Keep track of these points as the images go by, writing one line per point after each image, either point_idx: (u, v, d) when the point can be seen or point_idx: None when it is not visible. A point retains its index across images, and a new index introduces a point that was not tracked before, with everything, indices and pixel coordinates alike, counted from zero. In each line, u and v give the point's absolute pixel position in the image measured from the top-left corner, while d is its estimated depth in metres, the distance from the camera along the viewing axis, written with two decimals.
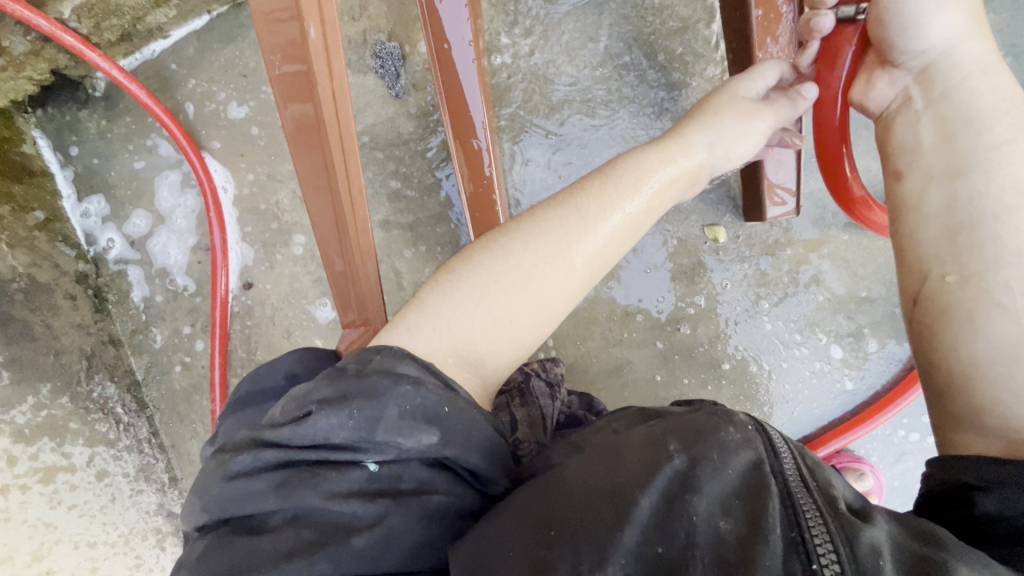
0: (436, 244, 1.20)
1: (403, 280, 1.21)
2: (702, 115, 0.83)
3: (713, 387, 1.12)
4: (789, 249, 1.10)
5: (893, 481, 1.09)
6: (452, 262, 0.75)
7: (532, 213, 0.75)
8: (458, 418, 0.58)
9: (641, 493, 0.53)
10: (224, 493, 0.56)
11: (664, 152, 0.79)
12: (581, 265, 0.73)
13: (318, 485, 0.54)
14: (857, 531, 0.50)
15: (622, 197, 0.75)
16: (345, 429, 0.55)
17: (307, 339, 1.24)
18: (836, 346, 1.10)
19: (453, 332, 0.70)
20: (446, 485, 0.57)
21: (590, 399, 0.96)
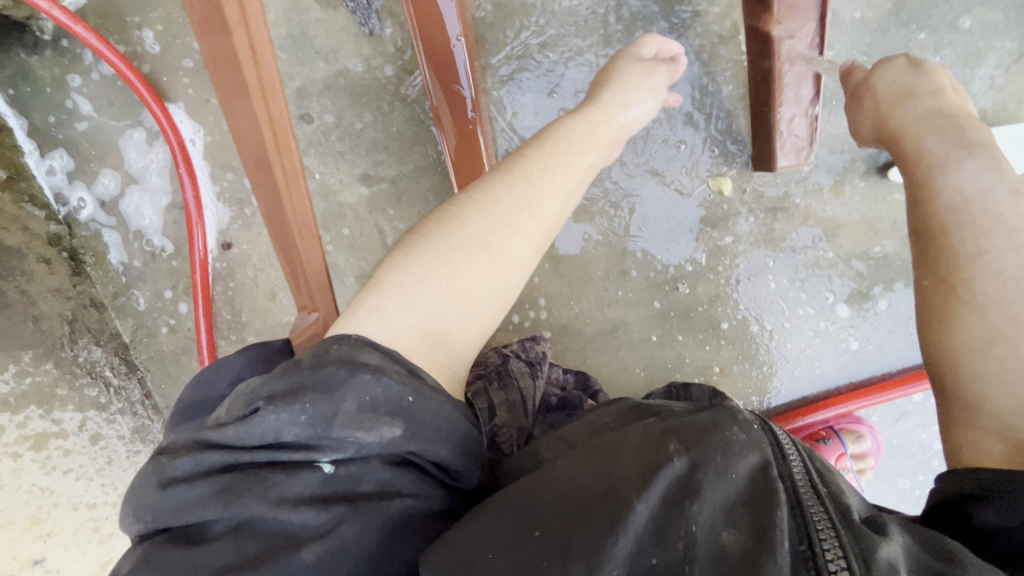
0: (421, 200, 1.12)
1: (387, 238, 1.14)
2: (609, 81, 0.84)
3: (711, 348, 1.08)
4: (799, 201, 1.02)
5: (891, 440, 1.07)
6: (407, 239, 0.72)
7: (480, 184, 0.74)
8: (422, 410, 0.58)
9: (638, 496, 0.51)
10: (162, 502, 0.54)
11: (586, 120, 0.79)
12: (534, 228, 0.72)
13: (266, 490, 0.53)
14: (870, 542, 0.49)
15: (563, 159, 0.75)
16: (297, 426, 0.54)
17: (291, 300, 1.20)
18: (843, 305, 1.04)
19: (420, 310, 0.67)
20: (410, 485, 0.58)
21: (585, 377, 0.96)
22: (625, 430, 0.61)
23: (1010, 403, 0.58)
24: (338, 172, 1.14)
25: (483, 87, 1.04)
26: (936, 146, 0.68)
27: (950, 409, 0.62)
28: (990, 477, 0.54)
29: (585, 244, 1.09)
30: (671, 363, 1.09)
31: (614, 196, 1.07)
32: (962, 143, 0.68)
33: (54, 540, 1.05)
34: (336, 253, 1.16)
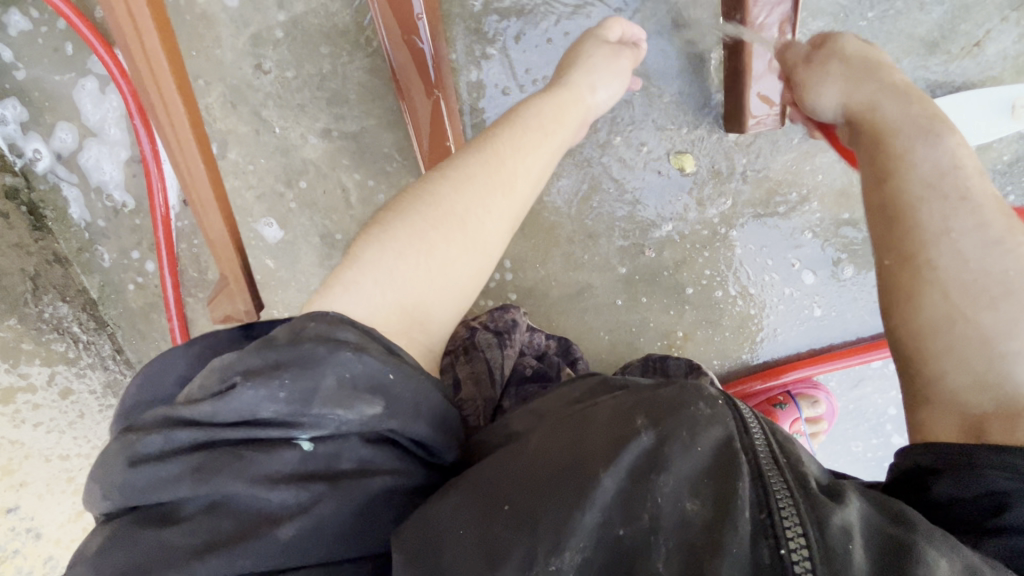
0: (384, 157, 1.09)
1: (351, 197, 1.12)
2: (577, 63, 0.84)
3: (675, 312, 1.08)
4: (770, 165, 1.00)
5: (847, 405, 1.09)
6: (382, 214, 0.70)
7: (453, 161, 0.73)
8: (401, 389, 0.58)
9: (605, 470, 0.52)
10: (137, 480, 0.54)
11: (555, 101, 0.80)
12: (505, 207, 0.71)
13: (243, 468, 0.53)
14: (826, 511, 0.50)
15: (536, 140, 0.75)
16: (274, 404, 0.54)
17: (255, 259, 1.18)
18: (808, 272, 1.03)
19: (396, 286, 0.65)
20: (390, 463, 0.58)
21: (568, 344, 0.95)
22: (593, 403, 0.62)
23: (969, 377, 0.58)
24: (298, 127, 1.10)
25: (445, 39, 0.99)
26: (894, 129, 0.69)
27: (912, 387, 0.62)
28: (948, 451, 0.56)
29: (552, 206, 1.06)
30: (635, 327, 1.10)
31: (582, 156, 1.04)
32: (919, 123, 0.68)
33: (26, 490, 1.10)
34: (300, 211, 1.14)
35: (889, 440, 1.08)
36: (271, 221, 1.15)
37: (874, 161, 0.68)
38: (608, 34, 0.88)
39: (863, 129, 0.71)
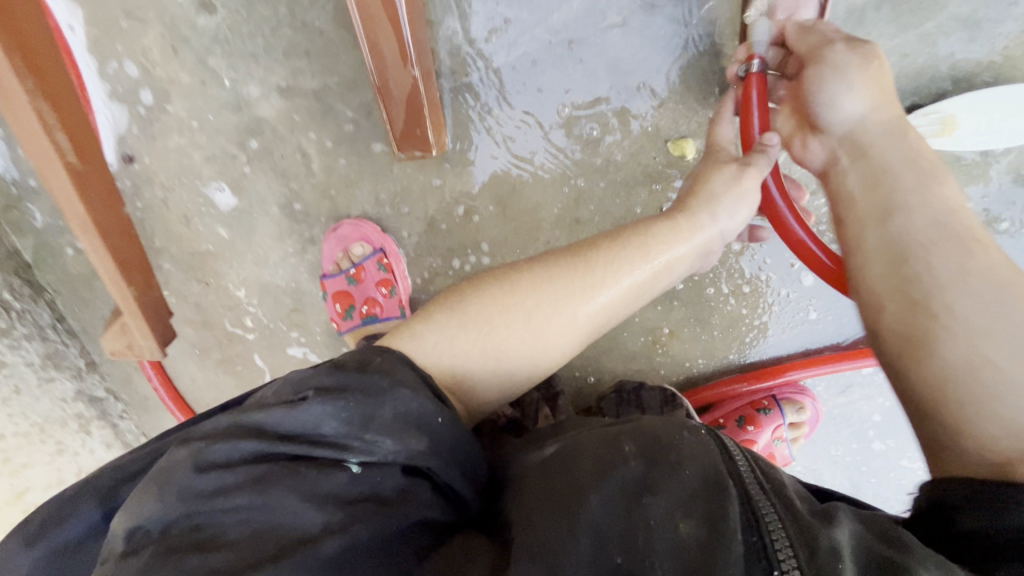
0: (349, 121, 0.96)
1: (312, 164, 1.00)
2: (700, 185, 0.73)
3: (662, 308, 1.01)
4: None
5: (831, 410, 1.05)
6: (465, 286, 0.75)
7: (541, 257, 0.74)
8: (445, 429, 0.63)
9: (590, 491, 0.56)
10: (193, 487, 0.54)
11: (667, 227, 0.72)
12: (584, 317, 0.71)
13: (300, 484, 0.55)
14: (819, 531, 0.50)
15: (634, 263, 0.71)
16: (338, 423, 0.58)
17: (207, 227, 1.07)
18: (809, 272, 0.95)
19: (456, 352, 0.70)
20: (427, 495, 0.63)
21: (548, 378, 0.96)
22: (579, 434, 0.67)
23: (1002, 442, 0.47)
24: (251, 79, 0.96)
25: None
26: (897, 164, 0.59)
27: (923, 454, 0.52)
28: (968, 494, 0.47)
29: (536, 187, 0.97)
30: (619, 321, 1.03)
31: (572, 133, 0.93)
32: (917, 165, 0.59)
33: None
34: (256, 177, 1.02)
35: (869, 446, 1.05)
36: (223, 185, 1.03)
37: (873, 190, 0.59)
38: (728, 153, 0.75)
39: (853, 168, 0.61)
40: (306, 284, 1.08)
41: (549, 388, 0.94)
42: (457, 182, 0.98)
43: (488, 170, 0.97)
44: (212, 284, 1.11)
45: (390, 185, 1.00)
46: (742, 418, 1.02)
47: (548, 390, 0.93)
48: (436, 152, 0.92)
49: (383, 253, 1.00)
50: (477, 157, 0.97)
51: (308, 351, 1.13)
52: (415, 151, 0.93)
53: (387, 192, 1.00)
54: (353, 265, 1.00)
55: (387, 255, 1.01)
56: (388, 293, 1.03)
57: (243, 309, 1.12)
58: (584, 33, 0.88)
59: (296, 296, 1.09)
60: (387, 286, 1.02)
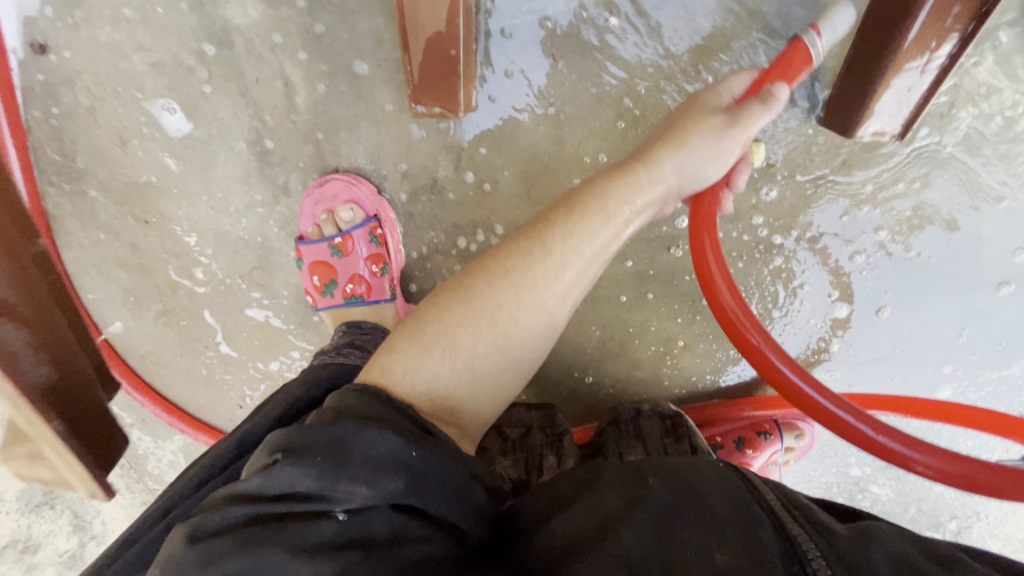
0: (348, 48, 0.76)
1: (296, 98, 0.79)
2: (669, 135, 0.63)
3: (683, 320, 0.92)
4: (842, 174, 0.82)
5: (822, 438, 1.02)
6: (420, 307, 0.64)
7: (493, 249, 0.64)
8: (428, 464, 0.51)
9: (621, 526, 0.49)
10: (187, 559, 0.44)
11: (631, 185, 0.62)
12: (553, 301, 0.61)
13: (285, 540, 0.44)
14: (854, 548, 0.44)
15: (594, 224, 0.61)
16: (311, 477, 0.46)
17: (149, 153, 0.84)
18: (843, 304, 0.89)
19: (428, 378, 0.59)
20: (424, 531, 0.50)
21: (552, 413, 0.87)
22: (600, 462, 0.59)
23: None
24: None
25: None
26: None
27: None
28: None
29: (573, 169, 0.80)
30: (633, 327, 0.94)
31: (626, 112, 0.77)
32: None
33: None
34: (218, 100, 0.80)
35: (847, 471, 1.04)
36: (174, 105, 0.81)
37: None
38: (715, 100, 0.64)
39: None
40: (277, 242, 0.89)
41: (553, 426, 0.84)
42: (479, 148, 0.81)
43: (517, 138, 0.80)
44: (152, 224, 0.90)
45: (394, 138, 0.81)
46: (740, 439, 0.95)
47: (553, 430, 0.83)
48: (461, 112, 0.75)
49: (378, 221, 0.85)
50: (506, 122, 0.80)
51: (271, 315, 0.96)
52: (436, 106, 0.76)
53: (389, 147, 0.82)
54: (338, 231, 0.85)
55: (382, 224, 0.85)
56: (377, 272, 0.87)
57: (193, 258, 0.92)
58: None
59: (261, 252, 0.90)
60: (378, 262, 0.87)
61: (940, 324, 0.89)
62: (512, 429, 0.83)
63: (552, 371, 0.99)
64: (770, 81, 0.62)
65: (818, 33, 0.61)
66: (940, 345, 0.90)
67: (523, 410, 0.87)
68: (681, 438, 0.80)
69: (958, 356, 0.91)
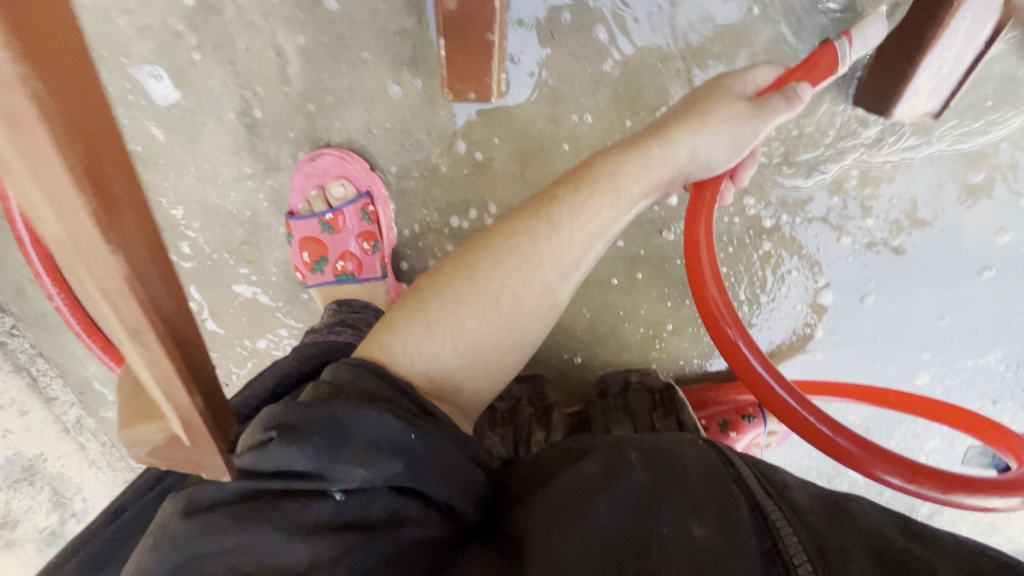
0: (345, 20, 0.75)
1: (289, 69, 0.78)
2: (684, 118, 0.62)
3: (672, 305, 0.94)
4: (833, 162, 0.83)
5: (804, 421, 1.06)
6: (422, 281, 0.64)
7: (501, 222, 0.64)
8: (426, 446, 0.51)
9: (607, 501, 0.50)
10: (181, 532, 0.44)
11: (640, 167, 0.62)
12: (559, 282, 0.62)
13: (280, 518, 0.44)
14: (829, 529, 0.46)
15: (598, 207, 0.61)
16: (308, 457, 0.44)
17: (135, 121, 0.82)
18: (829, 291, 0.91)
19: (426, 360, 0.60)
20: (420, 511, 0.50)
21: (540, 385, 0.89)
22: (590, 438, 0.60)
23: None
24: None
25: None
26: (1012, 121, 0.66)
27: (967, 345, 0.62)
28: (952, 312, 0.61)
29: (568, 151, 0.80)
30: (623, 310, 0.95)
31: (623, 94, 0.77)
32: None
33: None
34: (208, 69, 0.78)
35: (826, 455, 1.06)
36: (161, 72, 0.79)
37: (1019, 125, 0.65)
38: (739, 88, 0.63)
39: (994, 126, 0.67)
40: (266, 217, 0.88)
41: (542, 399, 0.87)
42: (476, 126, 0.80)
43: (513, 118, 0.79)
44: None
45: (388, 113, 0.80)
46: (724, 422, 0.97)
47: (541, 403, 0.85)
48: (495, 94, 0.75)
49: (370, 198, 0.84)
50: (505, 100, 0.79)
51: (259, 292, 0.94)
52: (470, 93, 0.76)
53: (384, 122, 0.80)
54: (329, 208, 0.84)
55: (374, 202, 0.84)
56: (369, 249, 0.86)
57: (179, 232, 0.90)
58: None
59: (250, 227, 0.89)
60: (370, 240, 0.86)
61: (920, 312, 0.91)
62: (502, 402, 0.85)
63: (542, 353, 1.00)
64: (794, 79, 0.62)
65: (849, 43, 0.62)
66: (920, 332, 0.93)
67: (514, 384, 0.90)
68: (668, 411, 0.81)
69: (936, 344, 0.93)
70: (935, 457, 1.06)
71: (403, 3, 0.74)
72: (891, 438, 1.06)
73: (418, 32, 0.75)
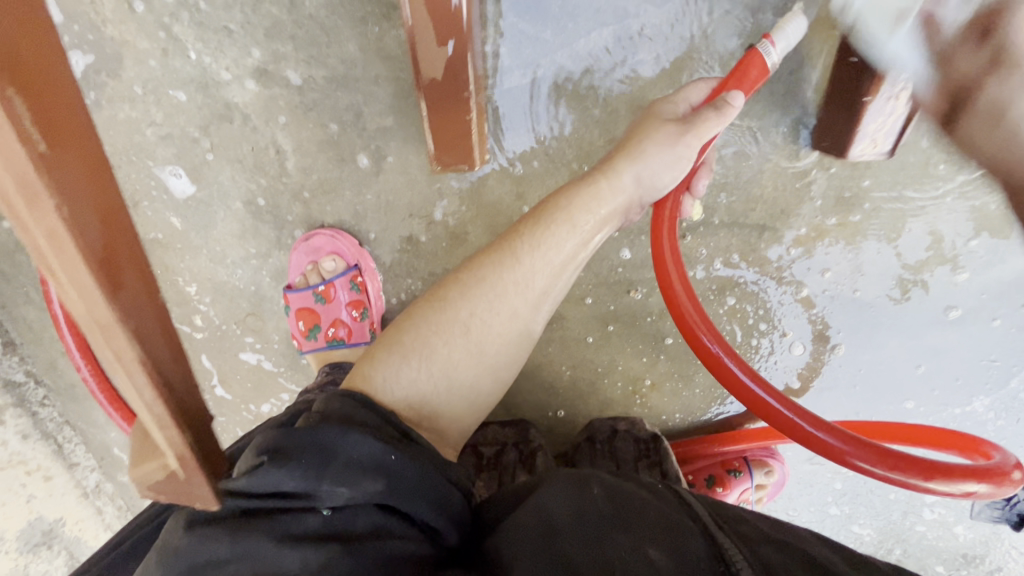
0: (334, 120, 0.86)
1: (287, 163, 0.89)
2: (626, 146, 0.68)
3: (648, 360, 0.97)
4: (787, 224, 0.88)
5: (795, 474, 1.03)
6: (401, 317, 0.70)
7: (470, 261, 0.70)
8: (405, 465, 0.55)
9: (567, 533, 0.54)
10: (185, 544, 0.49)
11: (590, 197, 0.68)
12: (526, 310, 0.67)
13: (273, 528, 0.49)
14: (776, 559, 0.50)
15: (559, 239, 0.67)
16: (297, 477, 0.50)
17: (156, 213, 0.94)
18: (799, 344, 0.93)
19: (404, 386, 0.65)
20: (404, 529, 0.54)
21: (525, 429, 0.92)
22: (553, 471, 0.64)
23: None
24: (225, 57, 0.85)
25: None
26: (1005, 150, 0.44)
27: None
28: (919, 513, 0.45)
29: None
30: (601, 367, 0.99)
31: (580, 171, 0.86)
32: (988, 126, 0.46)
33: None
34: (218, 166, 0.90)
35: (825, 508, 1.05)
36: (180, 171, 0.91)
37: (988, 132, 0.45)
38: (672, 109, 0.69)
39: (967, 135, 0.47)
40: (268, 290, 0.97)
41: (527, 443, 0.90)
42: (450, 204, 0.89)
43: (484, 196, 0.88)
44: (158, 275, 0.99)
45: (372, 197, 0.90)
46: (711, 477, 0.99)
47: (526, 447, 0.89)
48: (476, 164, 0.83)
49: (358, 270, 0.92)
50: (475, 183, 0.88)
51: (263, 358, 1.02)
52: (455, 164, 0.83)
53: (369, 206, 0.90)
54: (321, 281, 0.92)
55: (362, 273, 0.93)
56: (359, 316, 0.95)
57: (193, 306, 1.00)
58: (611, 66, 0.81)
59: (254, 300, 0.98)
60: (359, 308, 0.94)
61: (894, 362, 0.92)
62: (487, 447, 0.90)
63: (525, 410, 1.03)
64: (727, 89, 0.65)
65: (772, 42, 0.65)
66: (900, 381, 0.93)
67: (500, 428, 0.93)
68: (651, 463, 0.86)
69: (916, 392, 0.93)
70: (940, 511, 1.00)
71: (382, 106, 0.85)
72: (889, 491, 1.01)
73: (396, 128, 0.86)
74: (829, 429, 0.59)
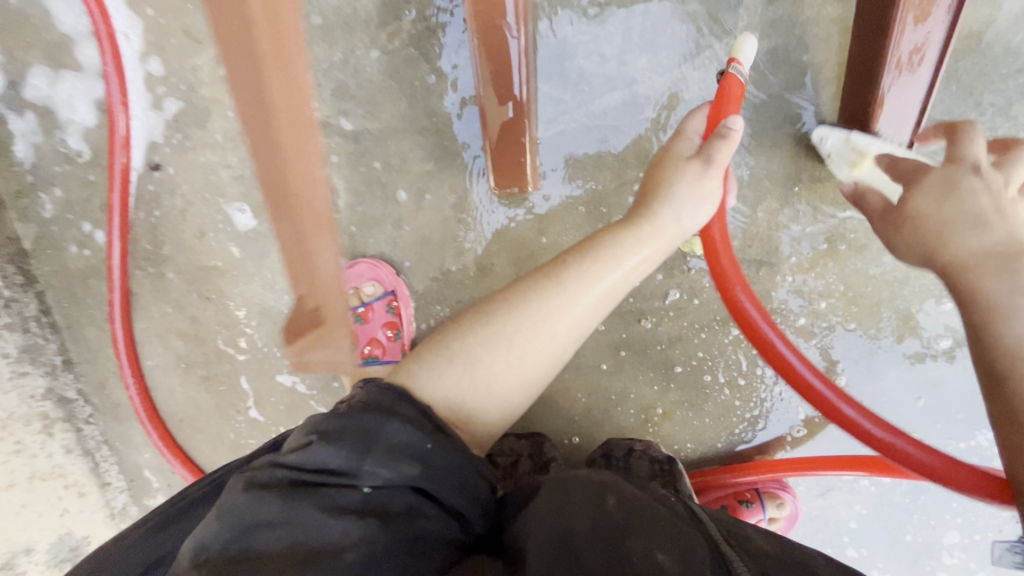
0: (382, 164, 1.00)
1: (339, 201, 1.02)
2: (658, 188, 0.77)
3: (659, 388, 1.03)
4: (782, 261, 0.97)
5: (810, 511, 1.05)
6: (448, 326, 0.78)
7: (517, 283, 0.78)
8: (440, 454, 0.61)
9: (580, 534, 0.59)
10: (242, 503, 0.55)
11: (631, 237, 0.76)
12: (562, 329, 0.74)
13: (319, 499, 0.55)
14: None
15: (601, 271, 0.74)
16: (341, 456, 0.57)
17: (219, 243, 1.07)
18: None
19: (444, 389, 0.71)
20: (435, 512, 0.60)
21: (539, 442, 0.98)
22: (570, 471, 0.70)
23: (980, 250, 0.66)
24: None
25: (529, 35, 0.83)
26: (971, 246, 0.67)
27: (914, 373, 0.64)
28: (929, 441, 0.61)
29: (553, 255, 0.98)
30: (615, 394, 1.04)
31: (594, 210, 0.97)
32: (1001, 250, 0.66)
33: None
34: None
35: (843, 549, 1.05)
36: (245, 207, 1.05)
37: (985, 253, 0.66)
38: (685, 145, 0.78)
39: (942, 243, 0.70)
40: None
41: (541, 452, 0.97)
42: (478, 238, 1.00)
43: (509, 231, 1.00)
44: (212, 299, 1.09)
45: (410, 231, 1.02)
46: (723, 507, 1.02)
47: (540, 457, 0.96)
48: (529, 184, 0.94)
49: (394, 295, 1.02)
50: (502, 219, 0.99)
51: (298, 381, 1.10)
52: (513, 186, 0.95)
53: (407, 239, 1.02)
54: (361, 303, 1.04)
55: (397, 299, 1.03)
56: (393, 336, 1.04)
57: (240, 329, 1.10)
58: (621, 121, 0.96)
59: None
60: (393, 328, 1.04)
61: (895, 394, 0.97)
62: (502, 456, 0.96)
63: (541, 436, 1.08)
64: (723, 114, 0.75)
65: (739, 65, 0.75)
66: (903, 413, 0.97)
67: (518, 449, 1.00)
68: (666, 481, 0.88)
69: (919, 425, 0.97)
70: (958, 555, 1.01)
71: (424, 154, 0.99)
72: (906, 531, 1.03)
73: (435, 172, 0.99)
74: (861, 408, 0.69)
